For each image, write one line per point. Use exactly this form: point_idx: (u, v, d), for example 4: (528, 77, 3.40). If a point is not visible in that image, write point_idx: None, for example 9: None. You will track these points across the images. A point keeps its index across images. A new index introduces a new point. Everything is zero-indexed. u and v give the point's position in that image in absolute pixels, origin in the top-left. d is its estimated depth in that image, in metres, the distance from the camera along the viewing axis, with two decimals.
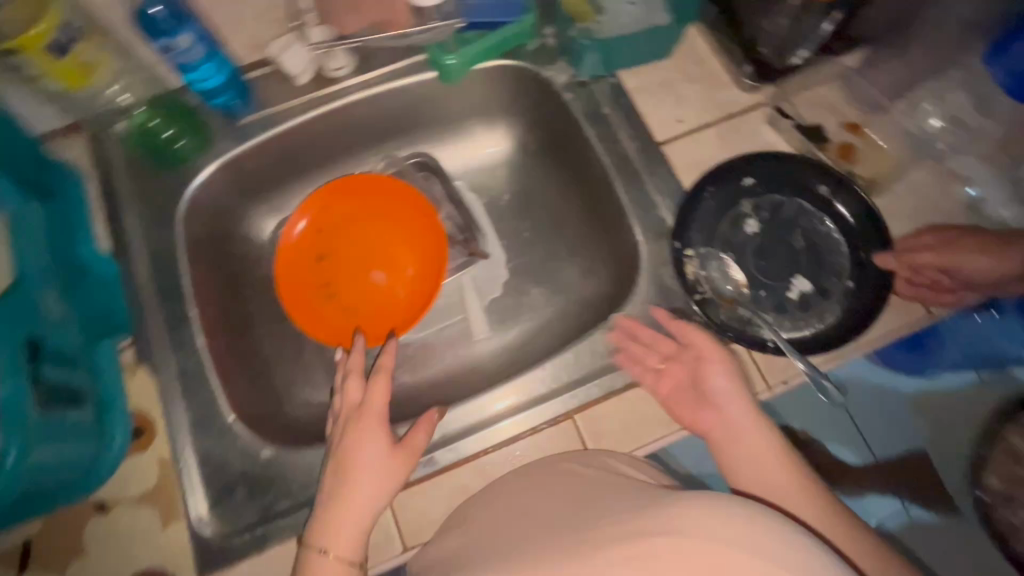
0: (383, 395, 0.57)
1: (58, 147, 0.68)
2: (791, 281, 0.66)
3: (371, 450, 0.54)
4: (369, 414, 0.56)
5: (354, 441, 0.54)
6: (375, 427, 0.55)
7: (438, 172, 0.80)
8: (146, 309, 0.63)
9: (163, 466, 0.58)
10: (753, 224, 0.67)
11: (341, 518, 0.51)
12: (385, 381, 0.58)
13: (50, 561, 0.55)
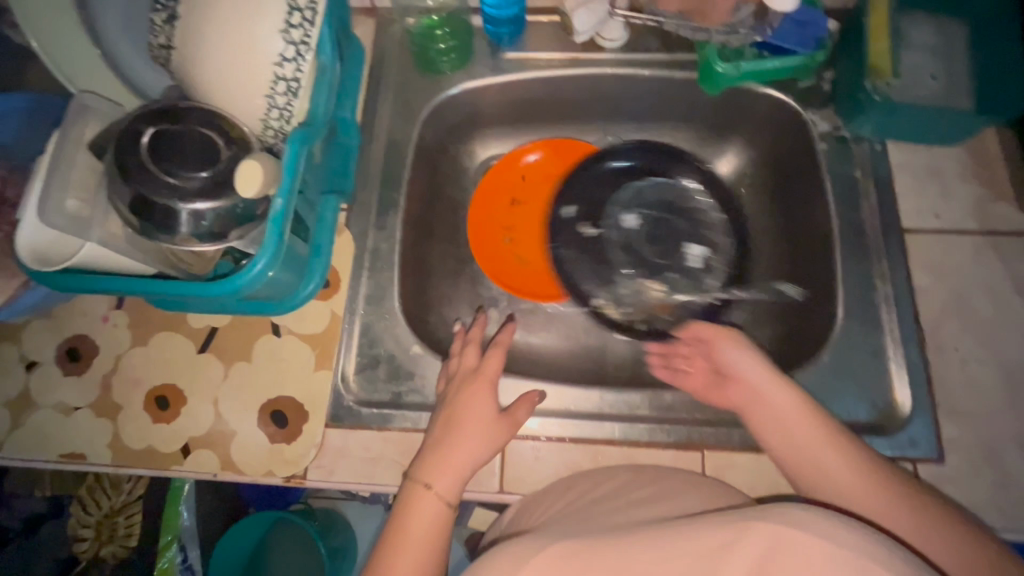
0: (498, 366, 0.59)
1: (355, 23, 0.76)
2: (689, 253, 0.76)
3: (482, 411, 0.56)
4: (481, 379, 0.58)
5: (463, 402, 0.56)
6: (484, 395, 0.57)
7: (651, 169, 0.79)
8: (368, 183, 0.70)
9: (331, 319, 0.65)
10: (632, 218, 0.77)
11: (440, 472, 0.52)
12: (500, 354, 0.61)
13: (223, 352, 0.63)
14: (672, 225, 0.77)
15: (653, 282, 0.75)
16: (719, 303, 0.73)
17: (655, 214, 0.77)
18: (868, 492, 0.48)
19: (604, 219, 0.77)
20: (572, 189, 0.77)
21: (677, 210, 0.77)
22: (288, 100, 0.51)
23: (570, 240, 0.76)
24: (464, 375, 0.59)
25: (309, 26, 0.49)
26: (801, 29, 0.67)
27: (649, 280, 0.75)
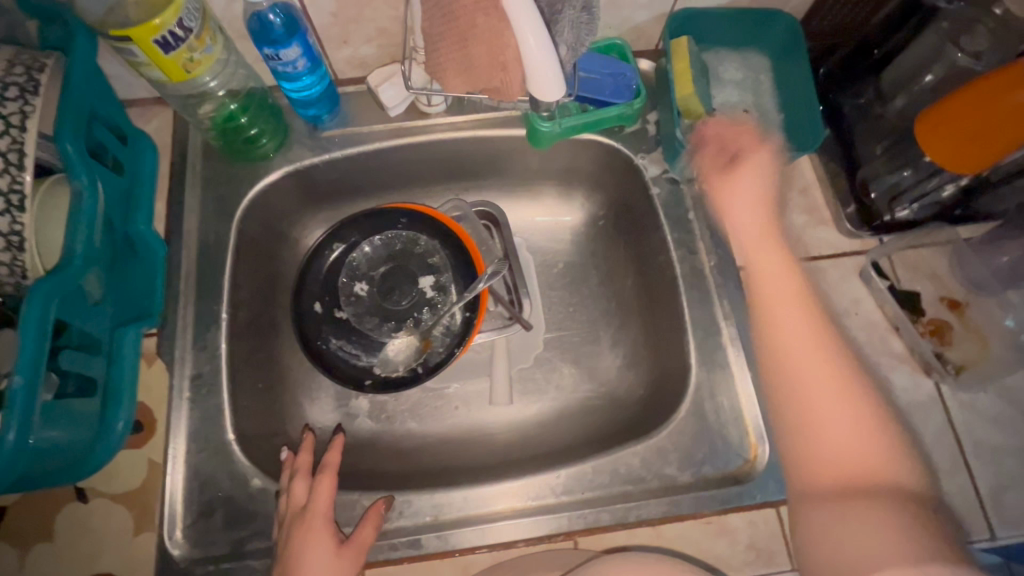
0: (329, 496, 0.55)
1: (143, 116, 0.68)
2: (422, 287, 0.70)
3: (313, 556, 0.51)
4: (308, 523, 0.53)
5: (293, 553, 0.51)
6: (316, 539, 0.52)
7: (501, 226, 0.76)
8: (181, 301, 0.62)
9: (151, 468, 0.57)
10: (363, 286, 0.70)
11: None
12: (330, 482, 0.56)
13: (16, 537, 0.53)
14: (400, 270, 0.70)
15: (404, 332, 0.69)
16: (468, 316, 0.67)
17: (390, 267, 0.70)
18: (824, 388, 0.46)
19: (345, 297, 0.70)
20: (312, 278, 0.69)
21: (410, 255, 0.71)
22: (13, 254, 0.43)
23: (334, 328, 0.69)
24: (291, 518, 0.53)
25: (19, 172, 0.41)
26: (612, 79, 0.66)
27: (384, 329, 0.69)
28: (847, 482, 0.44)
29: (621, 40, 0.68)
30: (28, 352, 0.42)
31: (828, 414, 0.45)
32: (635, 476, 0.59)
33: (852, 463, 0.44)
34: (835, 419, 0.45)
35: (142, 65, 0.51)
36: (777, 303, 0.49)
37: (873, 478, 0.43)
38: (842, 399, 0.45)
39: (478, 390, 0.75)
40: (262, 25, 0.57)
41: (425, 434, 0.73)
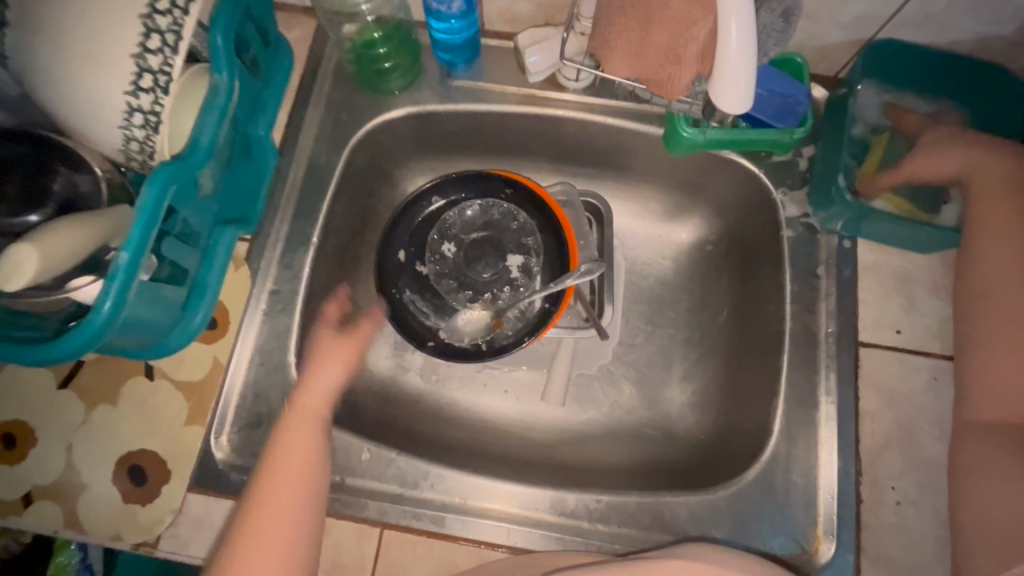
0: (323, 395, 0.55)
1: (289, 23, 0.67)
2: (509, 262, 0.67)
3: (302, 441, 0.51)
4: (304, 414, 0.54)
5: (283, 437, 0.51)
6: (309, 429, 0.52)
7: (604, 223, 0.70)
8: (280, 214, 0.63)
9: (214, 367, 0.58)
10: (450, 245, 0.68)
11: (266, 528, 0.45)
12: (339, 366, 0.58)
13: (86, 393, 0.56)
14: (491, 241, 0.68)
15: (480, 305, 0.67)
16: (547, 307, 0.64)
17: (480, 235, 0.68)
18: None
19: (431, 252, 0.68)
20: (403, 224, 0.68)
21: (506, 229, 0.67)
22: (147, 134, 0.43)
23: (411, 280, 0.68)
24: (285, 407, 0.54)
25: (172, 54, 0.41)
26: (780, 101, 0.59)
27: (461, 296, 0.67)
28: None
29: (802, 59, 0.60)
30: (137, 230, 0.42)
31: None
32: (677, 527, 0.55)
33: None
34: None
35: None
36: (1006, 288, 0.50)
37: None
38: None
39: (533, 383, 0.72)
40: None
41: (470, 409, 0.71)
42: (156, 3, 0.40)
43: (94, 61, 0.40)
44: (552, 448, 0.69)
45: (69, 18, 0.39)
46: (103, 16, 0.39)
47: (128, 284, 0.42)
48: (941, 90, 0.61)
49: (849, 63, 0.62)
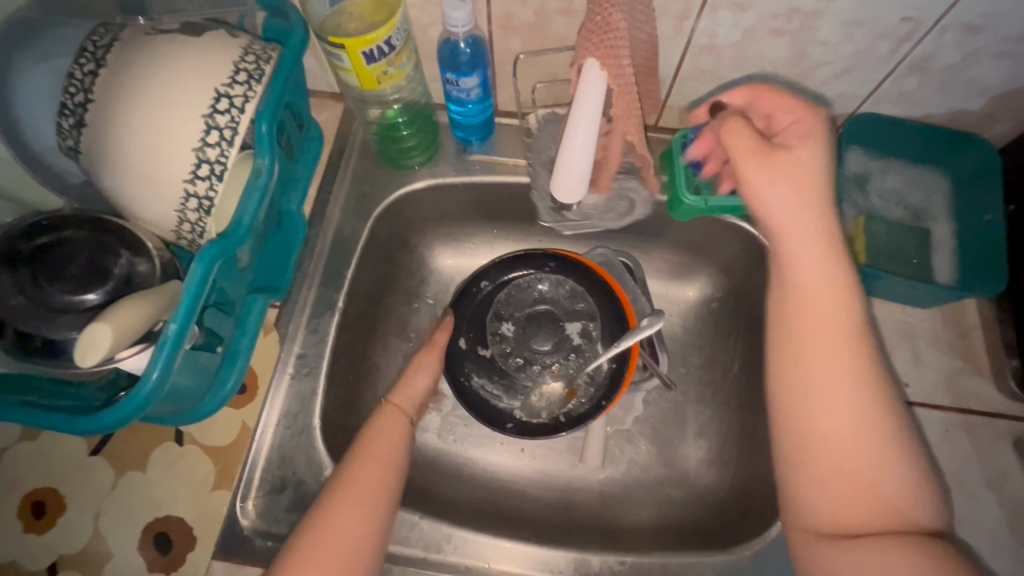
0: (402, 433, 0.59)
1: (319, 107, 0.74)
2: (569, 331, 0.69)
3: (380, 472, 0.55)
4: (328, 524, 0.50)
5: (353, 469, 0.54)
6: (386, 463, 0.56)
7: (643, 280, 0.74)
8: (307, 282, 0.66)
9: (242, 431, 0.60)
10: (509, 326, 0.70)
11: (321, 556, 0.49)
12: (378, 468, 0.55)
13: (116, 459, 0.58)
14: (552, 314, 0.70)
15: (552, 377, 0.68)
16: (616, 368, 0.67)
17: (541, 309, 0.70)
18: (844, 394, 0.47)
19: (491, 336, 0.70)
20: (458, 313, 0.71)
21: (559, 300, 0.70)
22: (199, 217, 0.47)
23: (476, 366, 0.69)
24: (369, 434, 0.58)
25: (228, 147, 0.46)
26: None
27: (531, 373, 0.68)
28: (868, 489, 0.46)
29: None
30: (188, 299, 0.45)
31: (847, 451, 0.46)
32: None
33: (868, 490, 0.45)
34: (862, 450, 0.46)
35: (342, 70, 0.55)
36: (829, 346, 0.48)
37: (895, 518, 0.45)
38: (890, 443, 0.46)
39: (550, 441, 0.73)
40: (452, 52, 0.60)
41: (489, 469, 0.72)
42: (217, 103, 0.45)
43: (159, 154, 0.44)
44: (571, 507, 0.69)
45: (142, 116, 0.44)
46: (170, 115, 0.44)
47: (177, 350, 0.45)
48: (924, 155, 0.66)
49: (835, 133, 0.67)
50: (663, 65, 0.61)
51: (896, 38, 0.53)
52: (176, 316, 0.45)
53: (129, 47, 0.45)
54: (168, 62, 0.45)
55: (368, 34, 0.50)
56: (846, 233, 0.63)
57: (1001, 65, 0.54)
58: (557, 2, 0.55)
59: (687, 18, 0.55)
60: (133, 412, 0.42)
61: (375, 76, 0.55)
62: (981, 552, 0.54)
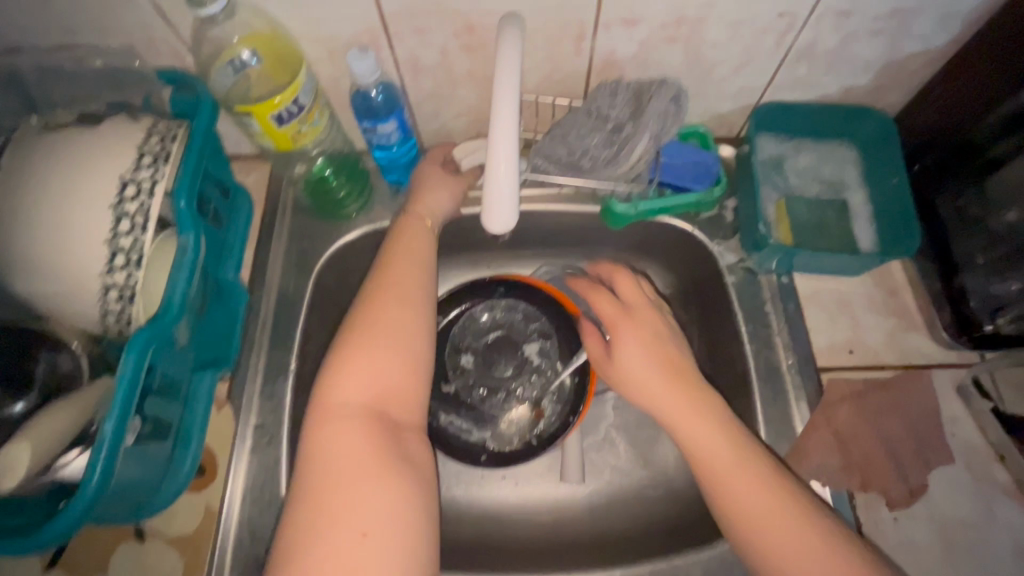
0: (426, 250, 0.61)
1: (245, 172, 0.73)
2: (526, 353, 0.70)
3: (405, 300, 0.56)
4: (344, 400, 0.49)
5: (386, 282, 0.57)
6: (403, 316, 0.55)
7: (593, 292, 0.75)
8: (255, 347, 0.65)
9: (208, 515, 0.57)
10: (467, 358, 0.70)
11: (375, 350, 0.52)
12: (389, 340, 0.53)
13: (75, 569, 0.55)
14: (509, 339, 0.70)
15: (518, 402, 0.68)
16: (579, 381, 0.68)
17: (496, 335, 0.70)
18: None
19: (452, 370, 0.70)
20: None
21: (514, 323, 0.71)
22: (123, 306, 0.46)
23: (442, 403, 0.69)
24: (398, 241, 0.61)
25: (142, 233, 0.45)
26: (695, 166, 0.67)
27: (496, 402, 0.68)
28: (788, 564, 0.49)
29: (705, 128, 0.69)
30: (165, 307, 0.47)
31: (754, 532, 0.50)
32: None
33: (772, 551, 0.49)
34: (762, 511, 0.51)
35: (256, 136, 0.55)
36: None
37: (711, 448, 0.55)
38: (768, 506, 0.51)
39: (529, 465, 0.73)
40: (365, 101, 0.60)
41: (473, 504, 0.71)
42: (124, 192, 0.44)
43: (71, 251, 0.43)
44: (562, 528, 0.70)
45: (48, 213, 0.43)
46: (76, 211, 0.43)
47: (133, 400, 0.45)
48: (829, 134, 0.70)
49: (745, 124, 0.70)
50: (572, 83, 0.63)
51: (778, 31, 0.57)
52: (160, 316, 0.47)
53: (27, 150, 0.44)
54: (69, 160, 0.44)
55: (273, 98, 0.51)
56: (770, 218, 0.67)
57: (877, 42, 0.58)
58: (459, 40, 0.57)
59: (585, 38, 0.57)
60: (76, 522, 0.40)
61: (290, 137, 0.55)
62: (947, 498, 0.56)
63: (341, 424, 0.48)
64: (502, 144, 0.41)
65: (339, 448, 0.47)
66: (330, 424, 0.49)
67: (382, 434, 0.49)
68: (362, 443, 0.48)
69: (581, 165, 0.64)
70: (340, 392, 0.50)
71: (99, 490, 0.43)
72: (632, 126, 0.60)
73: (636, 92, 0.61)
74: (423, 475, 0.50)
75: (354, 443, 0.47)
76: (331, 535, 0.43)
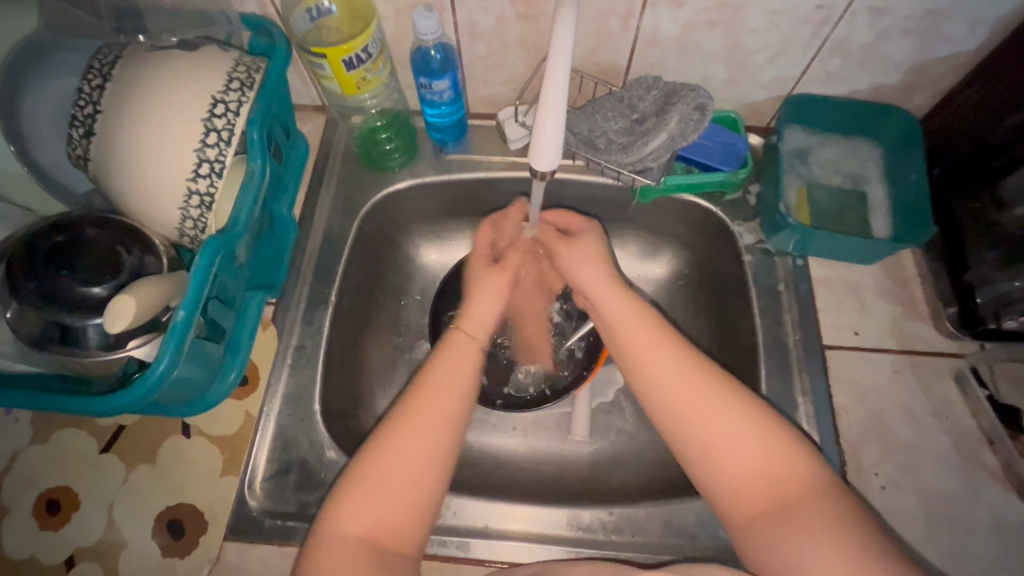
0: (472, 364, 0.59)
1: (303, 121, 0.79)
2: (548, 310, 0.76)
3: (436, 421, 0.54)
4: (351, 497, 0.50)
5: (422, 391, 0.56)
6: (438, 419, 0.54)
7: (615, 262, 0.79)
8: (299, 278, 0.71)
9: (246, 420, 0.63)
10: None
11: (390, 471, 0.51)
12: (406, 449, 0.52)
13: (127, 454, 0.61)
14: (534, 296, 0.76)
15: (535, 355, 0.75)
16: (593, 340, 0.75)
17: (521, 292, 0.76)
18: None
19: None
20: (444, 304, 0.77)
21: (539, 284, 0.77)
22: (201, 213, 0.51)
23: None
24: (437, 360, 0.59)
25: (225, 146, 0.50)
26: (724, 147, 0.71)
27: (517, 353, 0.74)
28: (776, 489, 0.47)
29: (736, 114, 0.73)
30: (234, 224, 0.52)
31: (732, 445, 0.50)
32: (688, 531, 0.59)
33: (760, 476, 0.48)
34: (732, 431, 0.50)
35: (324, 78, 0.60)
36: None
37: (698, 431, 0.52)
38: (735, 411, 0.51)
39: (539, 418, 0.77)
40: (423, 58, 0.65)
41: (483, 450, 0.76)
42: (214, 109, 0.50)
43: (162, 155, 0.49)
44: (563, 477, 0.74)
45: (146, 121, 0.48)
46: (171, 120, 0.49)
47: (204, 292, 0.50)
48: (854, 130, 0.73)
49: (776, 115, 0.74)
50: (616, 59, 0.67)
51: (815, 23, 0.60)
52: (234, 222, 0.53)
53: (130, 65, 0.50)
54: (168, 75, 0.49)
55: (346, 43, 0.56)
56: (790, 203, 0.71)
57: (908, 42, 0.62)
58: (516, 8, 0.62)
59: (632, 16, 0.61)
60: (138, 398, 0.45)
61: (354, 83, 0.60)
62: (934, 476, 0.59)
63: (334, 545, 0.47)
64: (557, 72, 0.44)
65: (328, 567, 0.46)
66: (336, 528, 0.48)
67: (371, 562, 0.47)
68: (350, 566, 0.46)
69: (597, 144, 0.68)
70: (352, 497, 0.50)
71: (163, 376, 0.47)
72: (654, 121, 0.65)
73: (667, 92, 0.65)
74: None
75: (342, 563, 0.46)
76: None
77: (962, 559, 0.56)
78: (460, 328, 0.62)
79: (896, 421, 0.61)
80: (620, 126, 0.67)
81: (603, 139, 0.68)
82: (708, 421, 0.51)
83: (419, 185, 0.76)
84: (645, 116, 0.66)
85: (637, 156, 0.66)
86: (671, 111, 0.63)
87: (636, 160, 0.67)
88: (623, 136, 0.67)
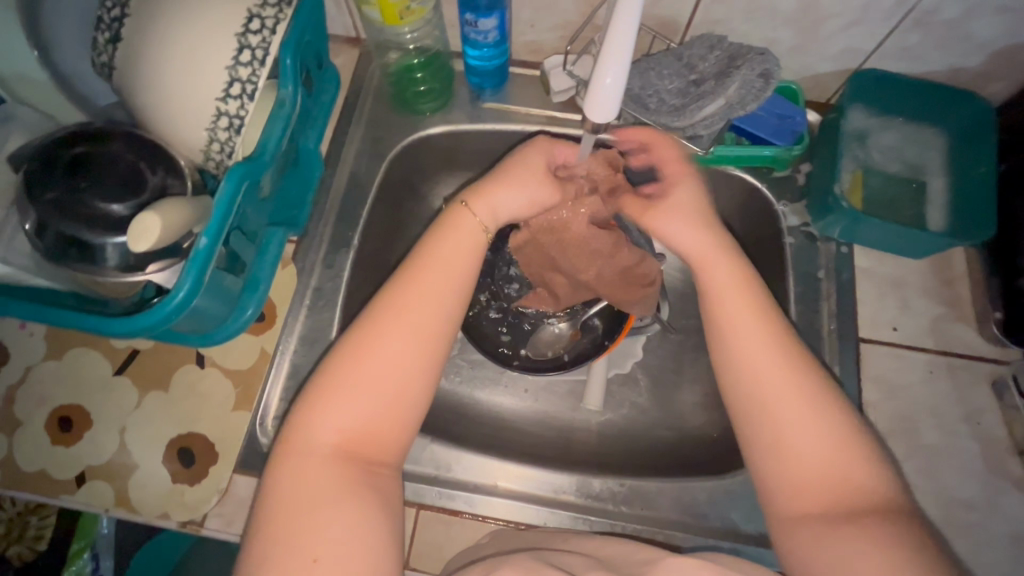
0: (464, 259, 0.53)
1: (336, 52, 0.75)
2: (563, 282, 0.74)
3: (414, 322, 0.49)
4: (327, 394, 0.47)
5: (413, 283, 0.51)
6: (415, 321, 0.49)
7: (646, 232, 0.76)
8: (322, 217, 0.68)
9: (262, 356, 0.62)
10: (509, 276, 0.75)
11: (369, 370, 0.47)
12: (388, 346, 0.48)
13: (140, 378, 0.60)
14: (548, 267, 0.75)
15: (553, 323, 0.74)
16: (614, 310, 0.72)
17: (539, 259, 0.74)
18: None
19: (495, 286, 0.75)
20: None
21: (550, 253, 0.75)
22: (229, 136, 0.48)
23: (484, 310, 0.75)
24: (426, 246, 0.53)
25: (259, 67, 0.47)
26: (779, 121, 0.66)
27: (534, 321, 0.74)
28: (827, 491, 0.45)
29: (797, 85, 0.68)
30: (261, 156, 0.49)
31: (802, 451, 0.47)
32: (698, 508, 0.59)
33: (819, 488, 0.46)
34: (803, 438, 0.47)
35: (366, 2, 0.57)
36: None
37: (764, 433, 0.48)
38: (800, 411, 0.47)
39: (553, 383, 0.76)
40: None
41: (494, 409, 0.75)
42: (250, 24, 0.46)
43: (193, 65, 0.45)
44: (571, 443, 0.73)
45: (178, 31, 0.45)
46: (204, 29, 0.45)
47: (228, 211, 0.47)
48: (923, 115, 0.68)
49: (839, 90, 0.69)
50: (677, 13, 0.62)
51: None
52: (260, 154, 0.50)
53: None
54: None
55: None
56: (844, 186, 0.67)
57: (1002, 20, 0.56)
58: None
59: None
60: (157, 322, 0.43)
61: (395, 8, 0.56)
62: (957, 480, 0.58)
63: (307, 450, 0.45)
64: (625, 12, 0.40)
65: (305, 473, 0.45)
66: (310, 435, 0.46)
67: (347, 471, 0.45)
68: (326, 473, 0.45)
69: (647, 104, 0.63)
70: (325, 403, 0.46)
71: (182, 302, 0.45)
72: (713, 84, 0.61)
73: (730, 54, 0.61)
74: (391, 510, 0.46)
75: (320, 469, 0.45)
76: (287, 555, 0.41)
77: (974, 564, 0.55)
78: (466, 204, 0.55)
79: (924, 422, 0.60)
80: (676, 85, 0.63)
81: (656, 97, 0.63)
82: (783, 403, 0.48)
83: (452, 131, 0.73)
84: (703, 77, 0.62)
85: (694, 120, 0.62)
86: (735, 74, 0.59)
87: (689, 124, 0.63)
88: (677, 98, 0.63)
